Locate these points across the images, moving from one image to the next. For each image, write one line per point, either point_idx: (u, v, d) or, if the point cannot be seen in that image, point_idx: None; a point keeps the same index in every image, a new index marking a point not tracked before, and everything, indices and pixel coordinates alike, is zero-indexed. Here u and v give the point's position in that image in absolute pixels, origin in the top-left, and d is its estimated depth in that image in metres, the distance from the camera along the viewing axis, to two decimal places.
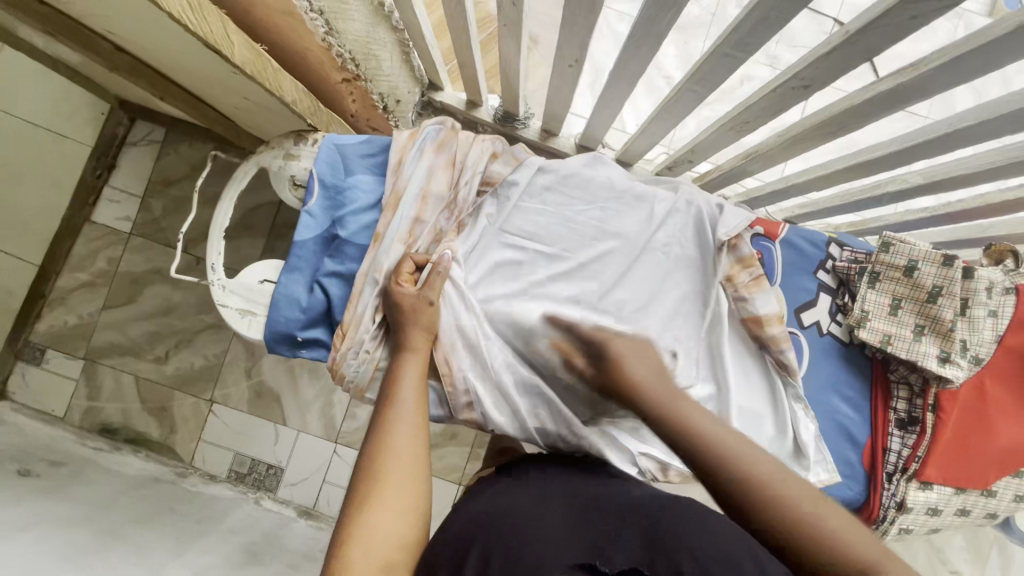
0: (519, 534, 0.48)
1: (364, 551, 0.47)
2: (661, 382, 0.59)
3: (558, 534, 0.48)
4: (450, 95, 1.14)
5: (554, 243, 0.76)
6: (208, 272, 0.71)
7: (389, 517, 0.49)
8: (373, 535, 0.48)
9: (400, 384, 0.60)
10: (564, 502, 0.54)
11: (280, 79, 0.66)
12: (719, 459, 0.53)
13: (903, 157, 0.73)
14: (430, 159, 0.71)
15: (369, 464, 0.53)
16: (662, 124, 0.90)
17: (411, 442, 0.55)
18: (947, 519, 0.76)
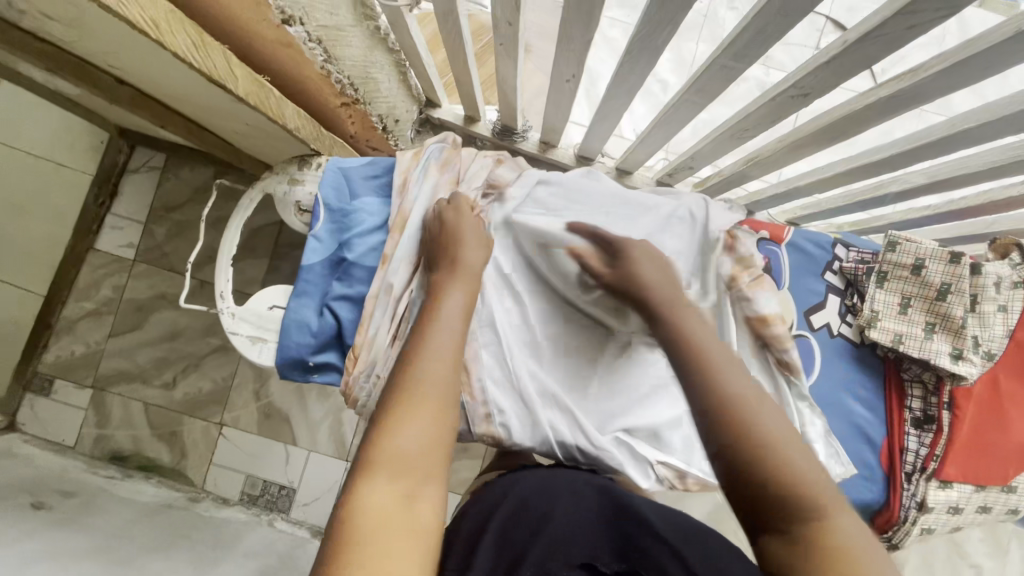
0: (529, 539, 0.53)
1: (392, 458, 0.44)
2: (668, 288, 0.60)
3: (563, 537, 0.53)
4: (448, 112, 1.14)
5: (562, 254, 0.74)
6: (218, 300, 0.71)
7: (419, 424, 0.46)
8: (401, 442, 0.45)
9: (442, 301, 0.57)
10: (573, 505, 0.58)
11: (283, 107, 0.67)
12: (704, 366, 0.50)
13: (905, 158, 0.74)
14: (434, 179, 0.71)
15: (401, 374, 0.50)
16: (661, 133, 0.91)
17: (448, 357, 0.52)
18: (969, 517, 0.75)
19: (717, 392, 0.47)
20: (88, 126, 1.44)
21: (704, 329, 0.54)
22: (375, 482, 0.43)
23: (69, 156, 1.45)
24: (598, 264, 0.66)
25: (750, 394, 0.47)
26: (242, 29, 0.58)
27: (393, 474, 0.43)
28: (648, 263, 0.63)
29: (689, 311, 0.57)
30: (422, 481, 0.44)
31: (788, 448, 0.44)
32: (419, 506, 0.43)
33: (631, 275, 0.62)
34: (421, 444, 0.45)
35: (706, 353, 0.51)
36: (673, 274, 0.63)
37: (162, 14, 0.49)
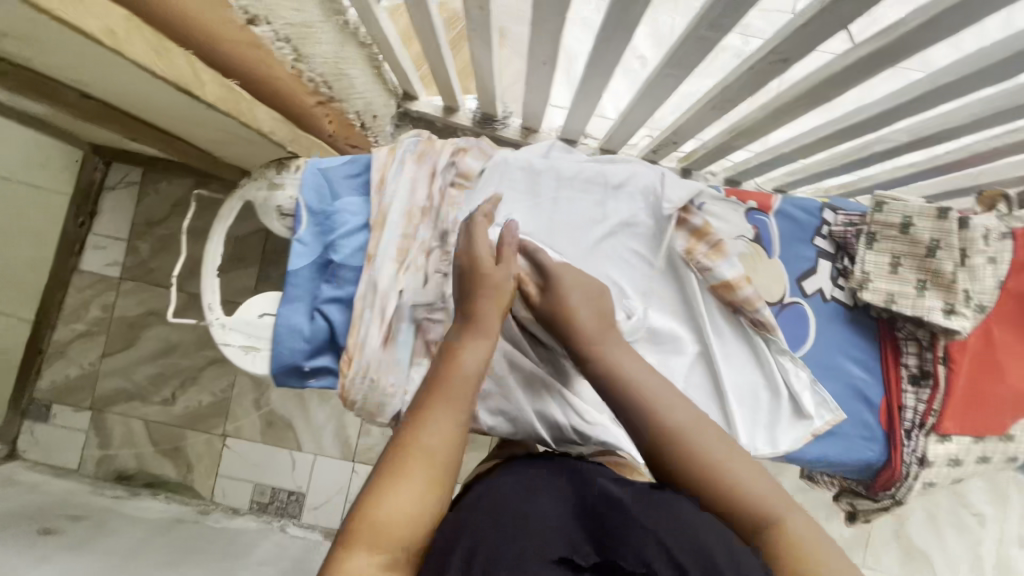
0: (500, 526, 0.44)
1: (377, 530, 0.46)
2: (601, 321, 0.63)
3: (541, 528, 0.43)
4: (426, 103, 1.12)
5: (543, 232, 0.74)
6: (206, 312, 0.70)
7: (406, 498, 0.48)
8: (387, 514, 0.47)
9: (459, 357, 0.57)
10: (549, 491, 0.49)
11: (255, 111, 0.66)
12: (642, 408, 0.55)
13: (887, 117, 0.73)
14: (411, 170, 0.70)
15: (402, 440, 0.51)
16: (643, 109, 0.90)
17: (453, 426, 0.53)
18: (970, 468, 0.76)
19: (658, 432, 0.54)
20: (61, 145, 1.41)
21: (630, 360, 0.59)
22: (356, 550, 0.45)
23: None
24: (534, 292, 0.66)
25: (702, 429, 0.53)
26: (209, 36, 0.55)
27: (371, 545, 0.45)
28: (575, 290, 0.64)
29: (612, 336, 0.62)
30: (406, 545, 0.46)
31: (738, 478, 0.50)
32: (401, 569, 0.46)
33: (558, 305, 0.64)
34: (408, 514, 0.47)
35: (643, 392, 0.56)
36: (606, 300, 0.65)
37: (121, 22, 0.48)
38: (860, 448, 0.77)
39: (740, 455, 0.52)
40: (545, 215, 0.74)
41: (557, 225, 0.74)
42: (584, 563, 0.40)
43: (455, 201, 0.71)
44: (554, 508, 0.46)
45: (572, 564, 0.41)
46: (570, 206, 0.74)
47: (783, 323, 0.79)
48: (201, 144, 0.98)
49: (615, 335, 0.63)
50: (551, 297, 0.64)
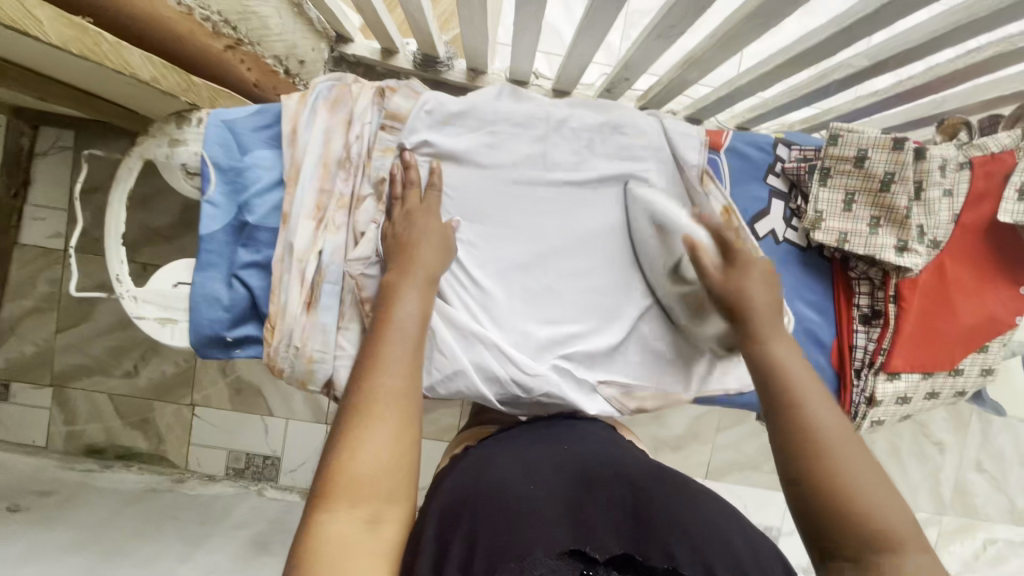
0: (509, 512, 0.47)
1: (350, 483, 0.45)
2: (772, 311, 0.58)
3: (548, 518, 0.47)
4: (361, 47, 1.00)
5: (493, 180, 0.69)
6: (115, 284, 0.64)
7: (372, 447, 0.47)
8: (356, 466, 0.46)
9: (395, 304, 0.56)
10: (551, 477, 0.52)
11: (128, 55, 0.57)
12: (790, 401, 0.50)
13: (843, 39, 0.67)
14: (324, 119, 0.63)
15: (357, 392, 0.50)
16: (588, 41, 0.82)
17: (404, 368, 0.51)
18: (917, 405, 0.76)
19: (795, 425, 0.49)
20: None
21: (796, 363, 0.53)
22: (333, 508, 0.44)
23: None
24: (715, 269, 0.61)
25: (829, 419, 0.48)
26: None
27: (349, 501, 0.45)
28: (758, 285, 0.59)
29: (782, 331, 0.56)
30: (379, 499, 0.46)
31: (870, 487, 0.44)
32: (377, 528, 0.45)
33: (737, 285, 0.59)
34: (374, 468, 0.46)
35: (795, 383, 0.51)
36: (778, 296, 0.60)
37: None
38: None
39: (867, 465, 0.45)
40: (481, 158, 0.69)
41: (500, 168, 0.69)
42: (596, 557, 0.45)
43: (384, 144, 0.65)
44: (560, 498, 0.50)
45: (585, 556, 0.45)
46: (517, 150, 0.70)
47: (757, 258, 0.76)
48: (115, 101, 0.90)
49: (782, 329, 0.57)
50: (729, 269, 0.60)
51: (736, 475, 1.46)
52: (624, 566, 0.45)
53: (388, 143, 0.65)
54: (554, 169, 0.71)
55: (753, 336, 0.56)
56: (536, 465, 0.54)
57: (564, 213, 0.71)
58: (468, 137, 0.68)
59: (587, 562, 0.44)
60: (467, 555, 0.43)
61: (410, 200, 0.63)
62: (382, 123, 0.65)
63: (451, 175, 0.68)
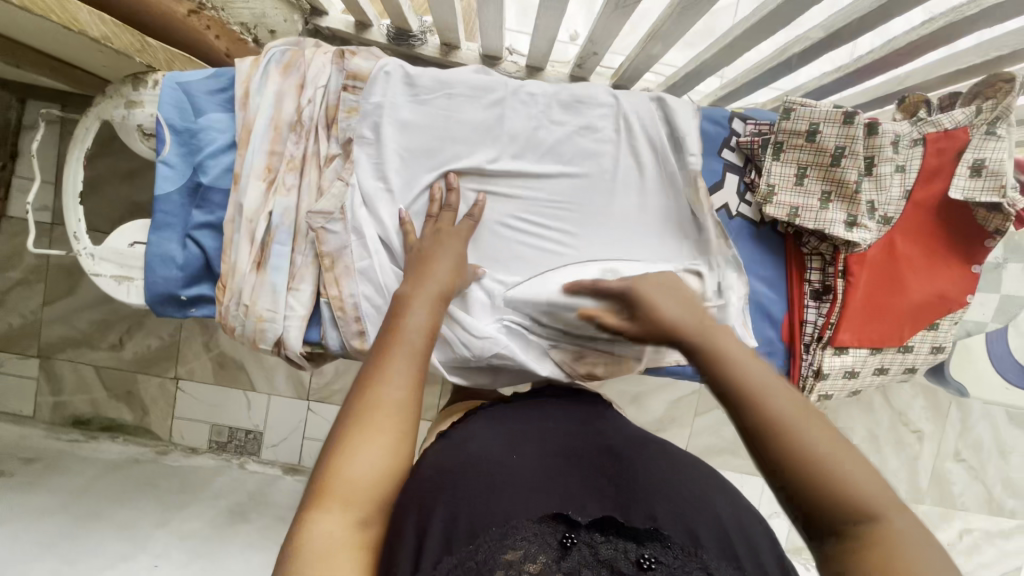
0: (489, 482, 0.46)
1: (341, 492, 0.43)
2: (697, 316, 0.49)
3: (528, 485, 0.46)
4: (337, 19, 1.01)
5: (448, 145, 0.68)
6: (73, 241, 0.66)
7: (369, 456, 0.44)
8: (351, 474, 0.44)
9: (405, 314, 0.53)
10: (535, 451, 0.52)
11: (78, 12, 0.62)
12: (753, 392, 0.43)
13: (793, 10, 0.67)
14: (277, 83, 0.64)
15: (359, 398, 0.47)
16: (553, 13, 0.82)
17: (411, 383, 0.49)
18: (867, 380, 0.77)
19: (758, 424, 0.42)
20: None
21: (735, 347, 0.47)
22: (322, 516, 0.42)
23: None
24: (614, 319, 0.53)
25: (784, 398, 0.42)
26: None
27: (338, 507, 0.43)
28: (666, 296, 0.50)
29: (723, 331, 0.49)
30: (367, 509, 0.44)
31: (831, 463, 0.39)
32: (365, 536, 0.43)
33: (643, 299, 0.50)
34: (367, 480, 0.44)
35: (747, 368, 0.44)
36: (694, 298, 0.51)
37: None
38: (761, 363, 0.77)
39: (828, 439, 0.40)
40: (439, 124, 0.68)
41: (460, 137, 0.68)
42: (579, 520, 0.43)
43: (341, 104, 0.65)
44: (544, 466, 0.49)
45: (568, 519, 0.44)
46: (470, 113, 0.68)
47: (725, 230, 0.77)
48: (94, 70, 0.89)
49: (718, 326, 0.49)
50: (638, 316, 0.50)
51: (713, 459, 1.47)
52: (606, 526, 0.44)
53: (352, 105, 0.65)
54: (510, 139, 0.70)
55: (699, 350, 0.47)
56: (521, 439, 0.53)
57: (522, 182, 0.71)
58: (424, 101, 0.67)
59: (570, 525, 0.43)
60: (448, 525, 0.43)
61: (444, 218, 0.66)
62: (346, 86, 0.65)
63: (410, 140, 0.67)
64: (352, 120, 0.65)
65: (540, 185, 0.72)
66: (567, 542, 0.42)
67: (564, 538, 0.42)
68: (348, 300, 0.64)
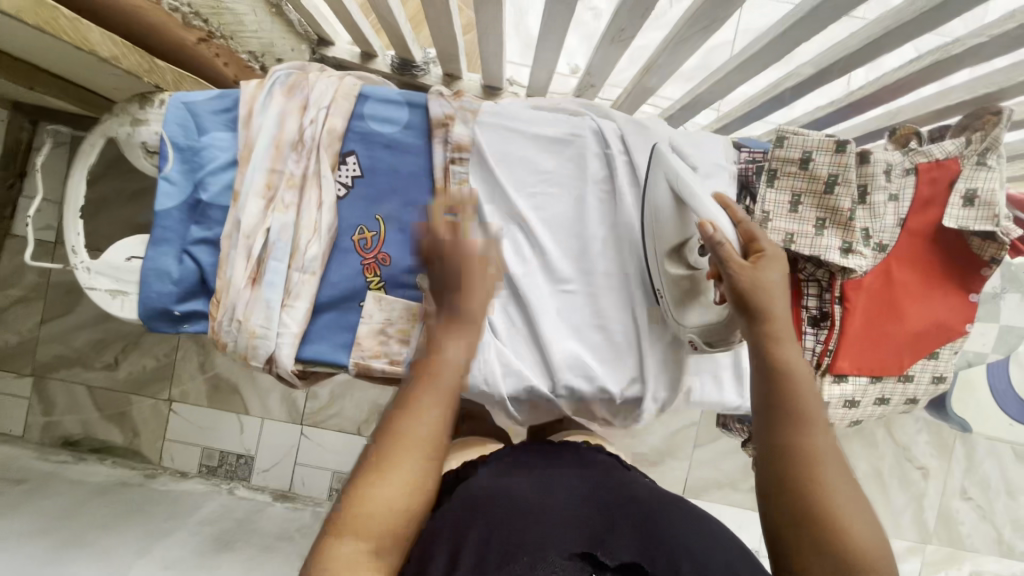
0: (525, 518, 0.52)
1: (358, 518, 0.47)
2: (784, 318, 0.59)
3: (560, 525, 0.51)
4: (343, 48, 1.06)
5: (522, 185, 0.72)
6: (70, 255, 0.67)
7: (392, 490, 0.48)
8: (374, 508, 0.47)
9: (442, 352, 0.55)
10: (568, 496, 0.56)
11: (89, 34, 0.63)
12: (803, 426, 0.55)
13: (782, 47, 0.69)
14: (280, 104, 0.65)
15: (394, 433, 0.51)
16: (551, 47, 0.85)
17: (439, 417, 0.52)
18: (867, 410, 0.76)
19: (797, 452, 0.53)
20: None
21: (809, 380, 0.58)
22: (344, 537, 0.47)
23: None
24: (732, 250, 0.58)
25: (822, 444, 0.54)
26: None
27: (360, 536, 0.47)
28: (775, 280, 0.59)
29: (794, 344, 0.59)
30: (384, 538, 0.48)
31: (851, 517, 0.50)
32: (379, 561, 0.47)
33: (761, 281, 0.59)
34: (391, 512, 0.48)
35: (801, 387, 0.57)
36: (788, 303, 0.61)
37: None
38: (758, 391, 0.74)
39: (848, 490, 0.51)
40: (519, 164, 0.71)
41: (515, 176, 0.72)
42: (607, 562, 0.48)
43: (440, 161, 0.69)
44: (574, 509, 0.54)
45: (595, 560, 0.48)
46: (539, 151, 0.72)
47: None
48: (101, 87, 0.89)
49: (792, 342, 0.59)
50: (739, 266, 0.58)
51: (713, 493, 1.44)
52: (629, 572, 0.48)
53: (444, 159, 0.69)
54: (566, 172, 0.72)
55: (769, 336, 0.58)
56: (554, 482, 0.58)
57: (550, 207, 0.73)
58: (502, 142, 0.71)
59: (596, 565, 0.48)
60: (482, 547, 0.49)
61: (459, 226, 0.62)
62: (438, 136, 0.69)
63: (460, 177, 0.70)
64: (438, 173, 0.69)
65: (558, 207, 0.73)
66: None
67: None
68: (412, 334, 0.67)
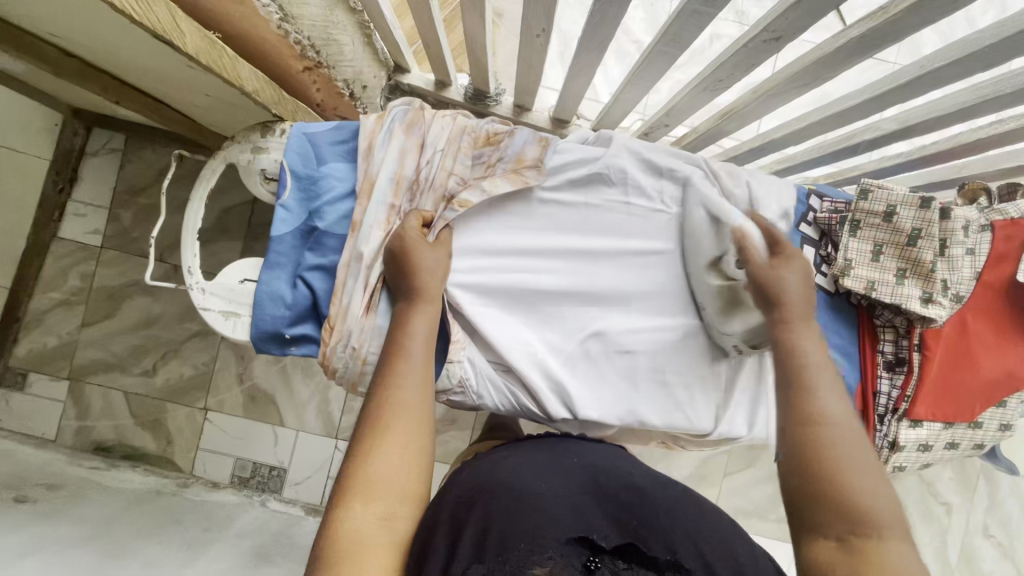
0: (519, 507, 0.50)
1: (366, 485, 0.52)
2: (804, 302, 0.67)
3: (556, 510, 0.50)
4: (418, 77, 1.09)
5: (589, 229, 0.77)
6: (185, 275, 0.69)
7: (393, 455, 0.53)
8: (378, 475, 0.52)
9: (407, 331, 0.63)
10: (561, 485, 0.55)
11: (240, 68, 0.64)
12: (798, 388, 0.60)
13: (872, 106, 0.73)
14: (400, 141, 0.70)
15: (378, 403, 0.57)
16: (636, 90, 0.89)
17: (415, 390, 0.58)
18: (938, 454, 0.79)
19: (802, 406, 0.58)
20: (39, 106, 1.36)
21: (812, 342, 0.63)
22: (353, 505, 0.51)
23: None
24: (756, 259, 0.69)
25: (826, 401, 0.58)
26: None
27: (375, 502, 0.51)
28: (792, 277, 0.68)
29: (810, 324, 0.65)
30: (396, 504, 0.52)
31: (861, 475, 0.52)
32: (393, 523, 0.51)
33: (774, 276, 0.68)
34: (390, 473, 0.53)
35: (810, 360, 0.62)
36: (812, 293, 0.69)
37: None
38: None
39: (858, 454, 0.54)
40: (586, 208, 0.77)
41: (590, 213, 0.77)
42: (602, 544, 0.47)
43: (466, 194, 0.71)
44: (571, 499, 0.53)
45: (592, 543, 0.47)
46: (607, 197, 0.77)
47: None
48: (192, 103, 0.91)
49: (801, 320, 0.66)
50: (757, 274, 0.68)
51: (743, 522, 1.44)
52: (627, 554, 0.48)
53: (469, 200, 0.70)
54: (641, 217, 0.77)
55: (783, 318, 0.66)
56: (544, 470, 0.57)
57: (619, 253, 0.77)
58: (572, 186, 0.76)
59: (594, 549, 0.47)
60: (479, 540, 0.47)
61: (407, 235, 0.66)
62: (486, 178, 0.72)
63: (507, 213, 0.76)
64: (458, 209, 0.70)
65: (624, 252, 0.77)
66: (591, 565, 0.45)
67: (587, 562, 0.45)
68: (457, 366, 0.73)
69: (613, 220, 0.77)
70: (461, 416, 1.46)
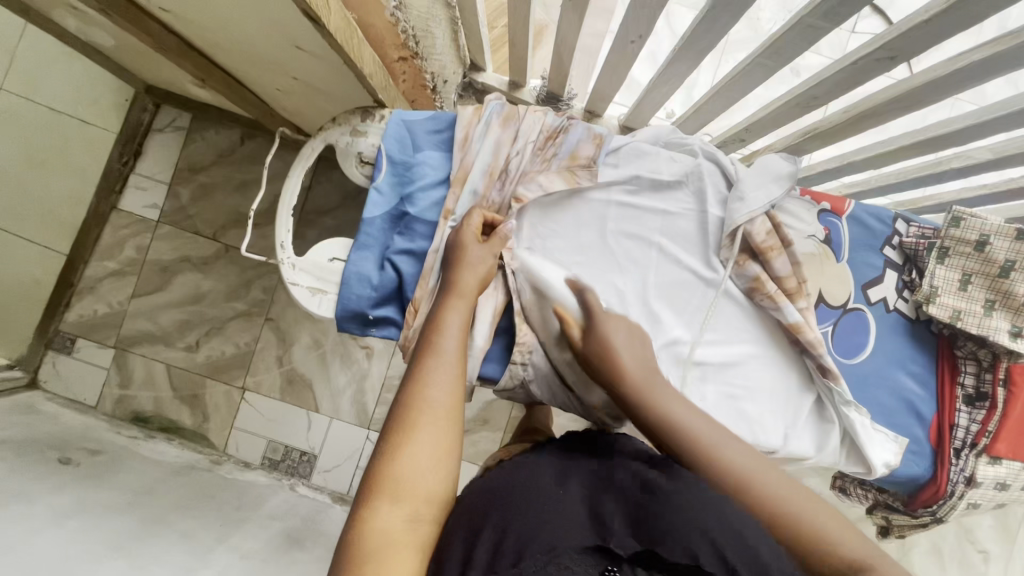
0: (536, 512, 0.45)
1: (395, 485, 0.46)
2: (643, 371, 0.62)
3: (570, 516, 0.45)
4: (493, 77, 1.11)
5: (657, 236, 0.76)
6: (278, 249, 0.71)
7: (426, 454, 0.48)
8: (409, 476, 0.46)
9: (443, 328, 0.57)
10: (576, 493, 0.49)
11: (362, 51, 0.67)
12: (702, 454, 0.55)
13: (975, 133, 0.72)
14: (496, 134, 0.70)
15: (407, 397, 0.51)
16: (720, 102, 0.90)
17: (443, 385, 0.52)
18: (1015, 494, 0.77)
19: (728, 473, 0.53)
20: (115, 79, 1.39)
21: (676, 400, 0.60)
22: (380, 506, 0.45)
23: (93, 111, 1.41)
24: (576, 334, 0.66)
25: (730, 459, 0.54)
26: None
27: (402, 502, 0.45)
28: (618, 330, 0.65)
29: (660, 384, 0.61)
30: (424, 508, 0.46)
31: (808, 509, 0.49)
32: (421, 528, 0.46)
33: (603, 346, 0.64)
34: (421, 476, 0.47)
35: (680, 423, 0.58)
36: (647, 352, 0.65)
37: None
38: (880, 444, 0.74)
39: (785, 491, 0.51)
40: (652, 214, 0.76)
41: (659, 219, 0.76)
42: (619, 552, 0.41)
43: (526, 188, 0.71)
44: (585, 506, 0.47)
45: (609, 551, 0.42)
46: (672, 202, 0.76)
47: (843, 328, 0.79)
48: (278, 85, 0.92)
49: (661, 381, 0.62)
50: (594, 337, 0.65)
51: None
52: (646, 561, 0.42)
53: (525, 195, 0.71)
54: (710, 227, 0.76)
55: (636, 388, 0.61)
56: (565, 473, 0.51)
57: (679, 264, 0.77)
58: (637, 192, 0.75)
59: (612, 558, 0.41)
60: (495, 548, 0.42)
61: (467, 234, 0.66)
62: (542, 172, 0.72)
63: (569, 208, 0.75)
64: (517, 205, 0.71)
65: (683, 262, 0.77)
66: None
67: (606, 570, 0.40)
68: (519, 368, 0.72)
69: (692, 228, 0.76)
70: (494, 418, 1.44)
